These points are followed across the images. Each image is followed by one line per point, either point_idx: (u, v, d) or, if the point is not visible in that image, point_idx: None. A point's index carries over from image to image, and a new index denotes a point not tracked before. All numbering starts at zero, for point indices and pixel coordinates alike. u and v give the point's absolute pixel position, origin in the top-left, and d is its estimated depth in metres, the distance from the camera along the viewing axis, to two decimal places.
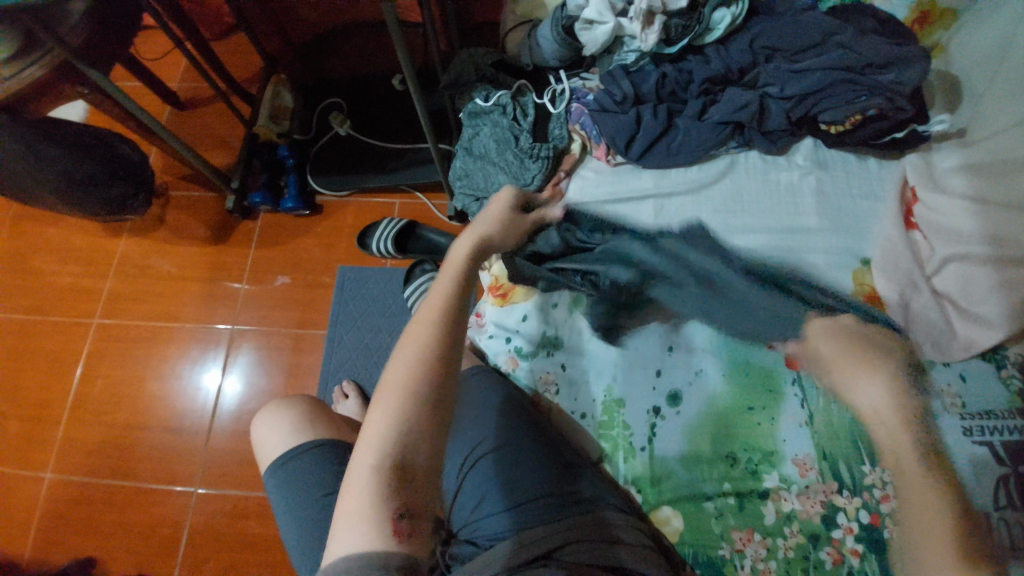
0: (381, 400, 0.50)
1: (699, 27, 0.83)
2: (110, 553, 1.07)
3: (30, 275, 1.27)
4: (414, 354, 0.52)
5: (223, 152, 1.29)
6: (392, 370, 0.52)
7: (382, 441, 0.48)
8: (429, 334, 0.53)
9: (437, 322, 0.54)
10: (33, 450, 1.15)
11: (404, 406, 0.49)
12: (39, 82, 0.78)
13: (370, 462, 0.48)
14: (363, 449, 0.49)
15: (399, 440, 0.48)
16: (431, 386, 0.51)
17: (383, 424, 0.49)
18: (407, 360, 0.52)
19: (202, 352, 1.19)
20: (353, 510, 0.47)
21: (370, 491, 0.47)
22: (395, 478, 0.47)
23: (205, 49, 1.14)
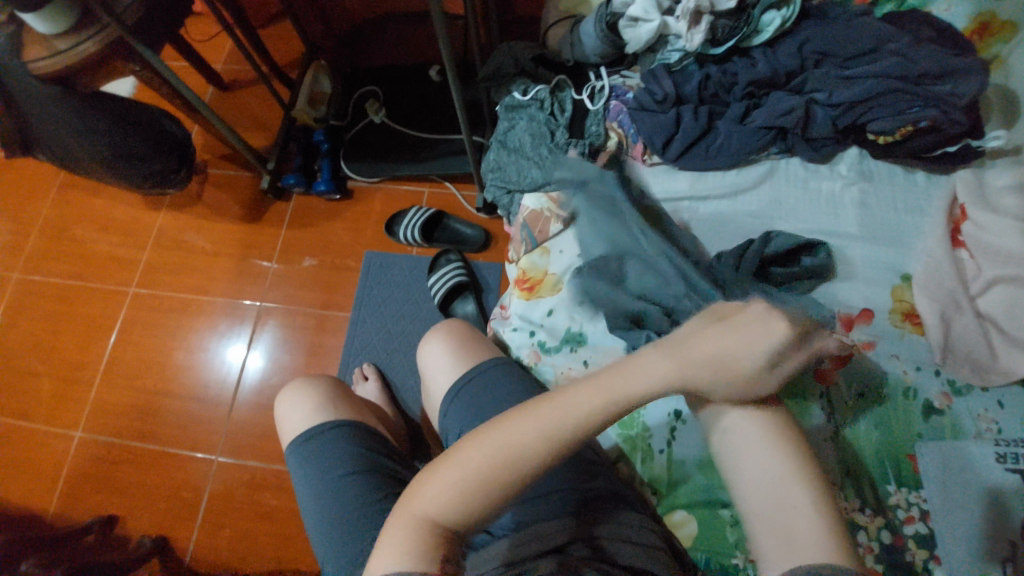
0: (457, 461, 0.46)
1: (748, 28, 0.82)
2: (132, 514, 1.11)
3: (72, 242, 1.32)
4: (512, 440, 0.45)
5: (261, 133, 1.31)
6: (489, 439, 0.45)
7: (446, 502, 0.45)
8: (545, 429, 0.45)
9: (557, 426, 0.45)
10: (65, 409, 1.20)
11: (480, 485, 0.45)
12: (94, 57, 0.81)
13: (427, 513, 0.45)
14: (421, 497, 0.46)
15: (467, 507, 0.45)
16: (519, 479, 0.45)
17: (453, 486, 0.45)
18: (508, 440, 0.45)
19: (229, 326, 1.22)
20: (392, 542, 0.45)
21: (413, 537, 0.45)
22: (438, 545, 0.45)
23: (251, 31, 1.17)
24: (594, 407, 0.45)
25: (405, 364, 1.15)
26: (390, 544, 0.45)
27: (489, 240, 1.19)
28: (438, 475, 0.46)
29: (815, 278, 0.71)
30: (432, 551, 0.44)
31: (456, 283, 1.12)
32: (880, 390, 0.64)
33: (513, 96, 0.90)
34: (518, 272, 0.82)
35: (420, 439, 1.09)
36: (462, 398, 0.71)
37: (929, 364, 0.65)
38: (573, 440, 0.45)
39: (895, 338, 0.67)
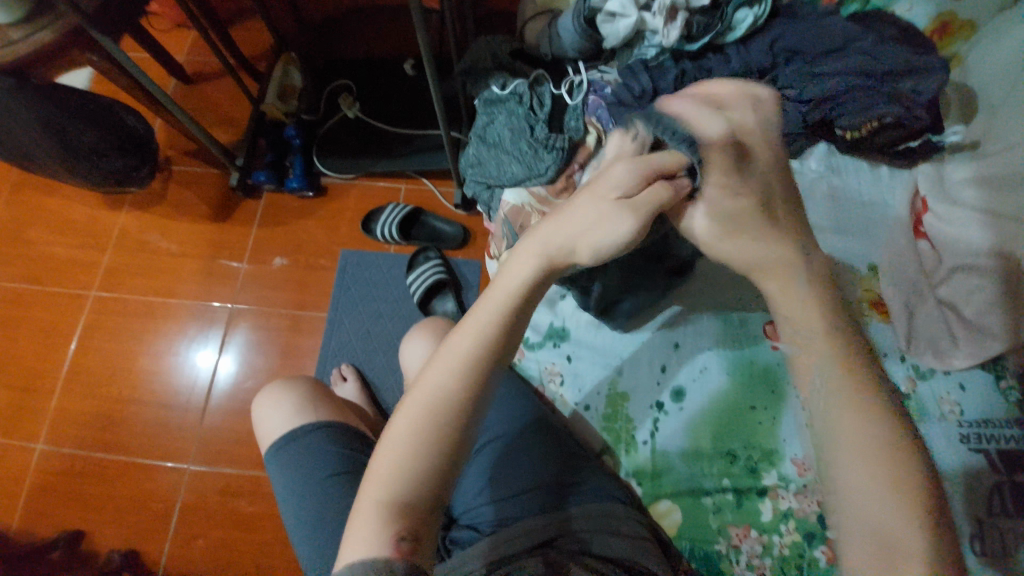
0: (392, 429, 0.47)
1: (722, 25, 0.84)
2: (99, 527, 1.07)
3: (25, 244, 1.25)
4: (437, 389, 0.47)
5: (229, 129, 1.27)
6: (412, 402, 0.47)
7: (391, 479, 0.45)
8: (459, 362, 0.47)
9: (470, 354, 0.47)
10: (23, 421, 1.14)
11: (417, 443, 0.45)
12: (51, 47, 0.77)
13: (376, 492, 0.45)
14: (373, 480, 0.46)
15: (408, 471, 0.45)
16: (450, 421, 0.46)
17: (389, 456, 0.46)
18: (426, 392, 0.47)
19: (199, 329, 1.18)
20: (356, 533, 0.45)
21: (371, 520, 0.45)
22: (395, 515, 0.45)
23: (217, 23, 1.13)
24: (490, 327, 0.48)
25: (384, 364, 1.13)
26: (357, 541, 0.45)
27: (467, 237, 1.19)
28: (379, 459, 0.46)
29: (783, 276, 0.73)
30: (396, 526, 0.44)
31: (436, 280, 1.11)
32: None
33: (493, 91, 0.89)
34: None
35: None
36: None
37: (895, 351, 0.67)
38: (485, 361, 0.48)
39: None
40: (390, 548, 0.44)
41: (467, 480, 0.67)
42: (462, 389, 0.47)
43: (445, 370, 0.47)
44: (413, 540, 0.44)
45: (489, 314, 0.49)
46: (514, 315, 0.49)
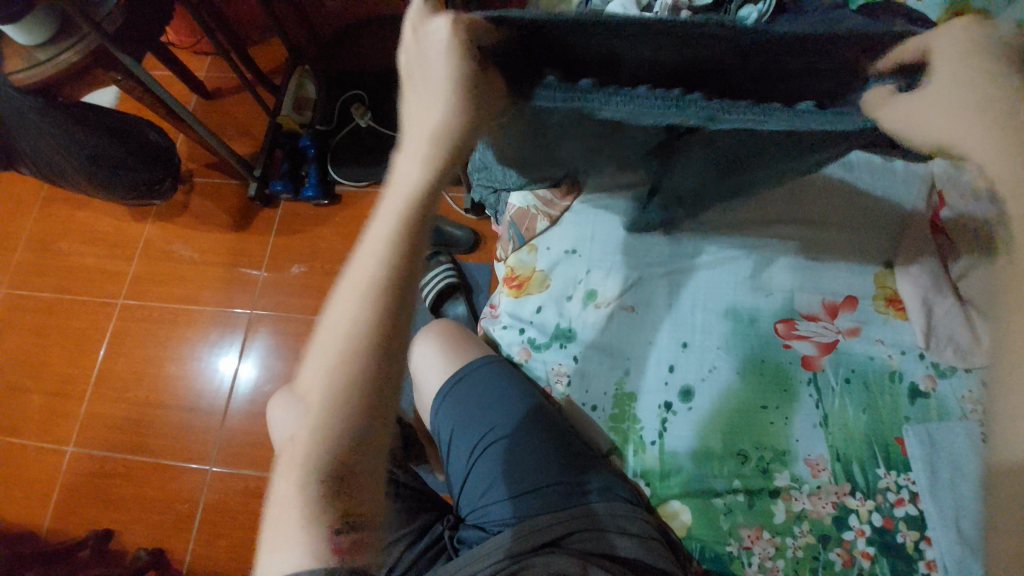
0: (305, 391, 0.45)
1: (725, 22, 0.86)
2: (127, 528, 1.10)
3: (59, 256, 1.31)
4: (334, 357, 0.43)
5: (247, 141, 1.31)
6: (313, 376, 0.44)
7: (307, 445, 0.44)
8: (350, 325, 0.43)
9: (359, 315, 0.43)
10: (55, 425, 1.18)
11: (321, 429, 0.43)
12: (75, 67, 0.80)
13: (296, 484, 0.44)
14: (292, 449, 0.45)
15: (320, 458, 0.43)
16: (351, 398, 0.43)
17: (299, 446, 0.44)
18: (320, 367, 0.44)
19: (220, 335, 1.22)
20: (286, 531, 0.44)
21: (298, 515, 0.44)
22: (328, 482, 0.44)
23: (234, 39, 1.17)
24: (380, 271, 0.43)
25: None
26: (288, 540, 0.44)
27: (478, 240, 1.20)
28: (297, 423, 0.45)
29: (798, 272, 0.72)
30: (330, 519, 0.44)
31: (447, 284, 1.13)
32: (867, 375, 0.66)
33: None
34: (506, 270, 0.82)
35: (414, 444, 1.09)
36: (455, 395, 0.74)
37: (912, 348, 0.66)
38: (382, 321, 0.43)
39: (879, 324, 0.68)
40: (323, 549, 0.43)
41: (475, 480, 0.69)
42: (358, 359, 0.43)
43: (337, 333, 0.44)
44: (349, 534, 0.44)
45: (377, 254, 0.44)
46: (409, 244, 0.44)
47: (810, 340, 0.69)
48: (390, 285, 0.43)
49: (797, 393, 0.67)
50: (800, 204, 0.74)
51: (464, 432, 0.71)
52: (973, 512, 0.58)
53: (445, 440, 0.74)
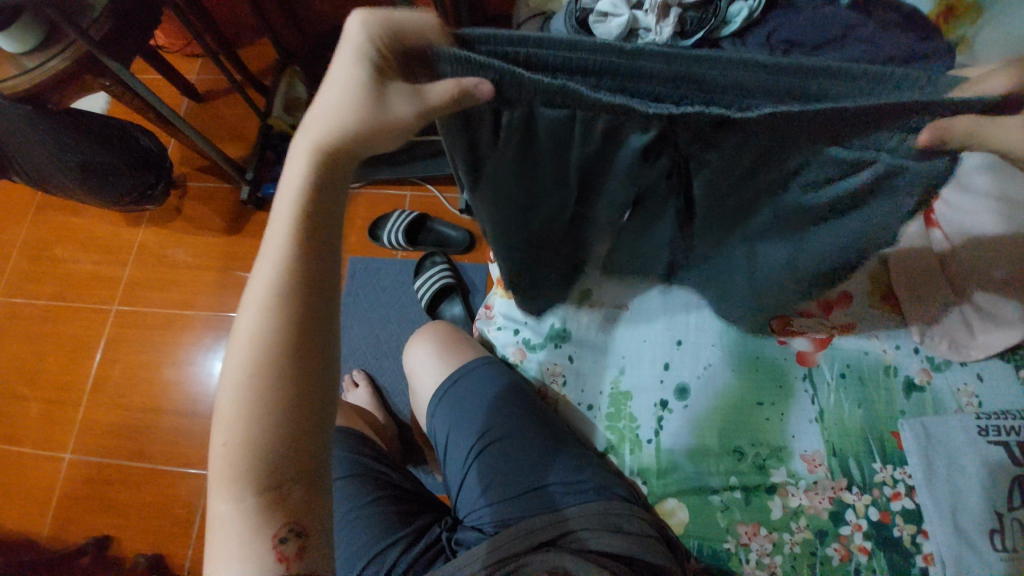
0: (221, 411, 0.42)
1: (717, 19, 0.86)
2: (126, 533, 1.10)
3: (53, 263, 1.30)
4: (246, 360, 0.42)
5: (239, 144, 1.31)
6: (227, 385, 0.42)
7: (233, 466, 0.41)
8: (258, 326, 0.42)
9: (268, 316, 0.42)
10: (52, 433, 1.18)
11: (242, 438, 0.41)
12: (64, 74, 0.80)
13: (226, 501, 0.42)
14: (216, 475, 0.42)
15: (251, 471, 0.41)
16: (272, 399, 0.41)
17: (221, 461, 0.42)
18: (232, 376, 0.42)
19: (217, 339, 1.21)
20: (225, 550, 0.42)
21: (235, 531, 0.42)
22: (263, 498, 0.42)
23: (224, 42, 1.16)
24: (281, 266, 0.43)
25: (394, 369, 1.14)
26: (232, 558, 0.42)
27: (473, 240, 1.20)
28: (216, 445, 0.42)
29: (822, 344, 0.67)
30: (273, 525, 0.42)
31: (443, 284, 1.12)
32: (862, 370, 0.66)
33: None
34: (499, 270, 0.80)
35: (413, 445, 1.08)
36: (450, 397, 0.74)
37: (906, 343, 0.66)
38: (293, 316, 0.43)
39: (873, 319, 0.67)
40: (272, 556, 0.42)
41: (473, 481, 0.69)
42: (274, 357, 0.42)
43: (246, 338, 0.42)
44: (297, 538, 0.43)
45: (278, 250, 0.43)
46: (311, 234, 0.44)
47: (804, 336, 0.69)
48: (297, 282, 0.43)
49: (793, 389, 0.67)
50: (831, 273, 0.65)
51: (460, 434, 0.71)
52: (975, 506, 0.58)
53: (441, 441, 0.74)
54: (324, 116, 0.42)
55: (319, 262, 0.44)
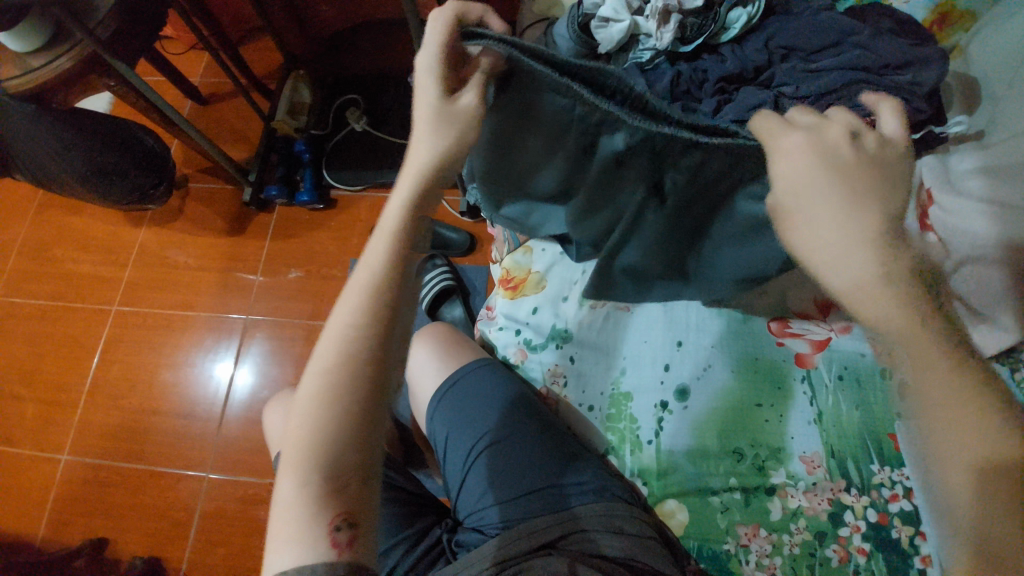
0: (301, 403, 0.42)
1: (716, 25, 0.87)
2: (122, 536, 1.09)
3: (52, 263, 1.30)
4: (330, 352, 0.42)
5: (241, 146, 1.32)
6: (309, 372, 0.43)
7: (308, 459, 0.41)
8: (351, 324, 0.43)
9: (361, 316, 0.43)
10: (48, 434, 1.18)
11: (317, 429, 0.41)
12: (69, 73, 0.80)
13: (291, 484, 0.41)
14: (287, 463, 0.42)
15: (324, 465, 0.41)
16: (350, 396, 0.41)
17: (292, 443, 0.42)
18: (314, 369, 0.43)
19: (216, 341, 1.21)
20: (284, 532, 0.41)
21: (296, 516, 0.41)
22: (332, 494, 0.41)
23: (227, 43, 1.17)
24: (381, 270, 0.44)
25: None
26: (289, 540, 0.41)
27: (473, 243, 1.20)
28: (291, 438, 0.42)
29: (808, 383, 0.67)
30: (331, 512, 0.41)
31: (443, 287, 1.12)
32: (859, 372, 0.66)
33: None
34: (502, 271, 0.83)
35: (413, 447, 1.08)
36: (451, 397, 0.74)
37: None
38: (382, 320, 0.43)
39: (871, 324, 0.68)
40: (327, 543, 0.40)
41: (473, 482, 0.69)
42: (358, 360, 0.42)
43: (334, 330, 0.43)
44: (352, 529, 0.41)
45: (379, 255, 0.44)
46: (410, 247, 0.45)
47: (802, 338, 0.70)
48: (388, 295, 0.43)
49: (791, 390, 0.67)
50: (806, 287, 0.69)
51: (461, 433, 0.71)
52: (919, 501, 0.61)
53: (441, 442, 0.74)
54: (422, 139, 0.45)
55: (411, 275, 0.46)
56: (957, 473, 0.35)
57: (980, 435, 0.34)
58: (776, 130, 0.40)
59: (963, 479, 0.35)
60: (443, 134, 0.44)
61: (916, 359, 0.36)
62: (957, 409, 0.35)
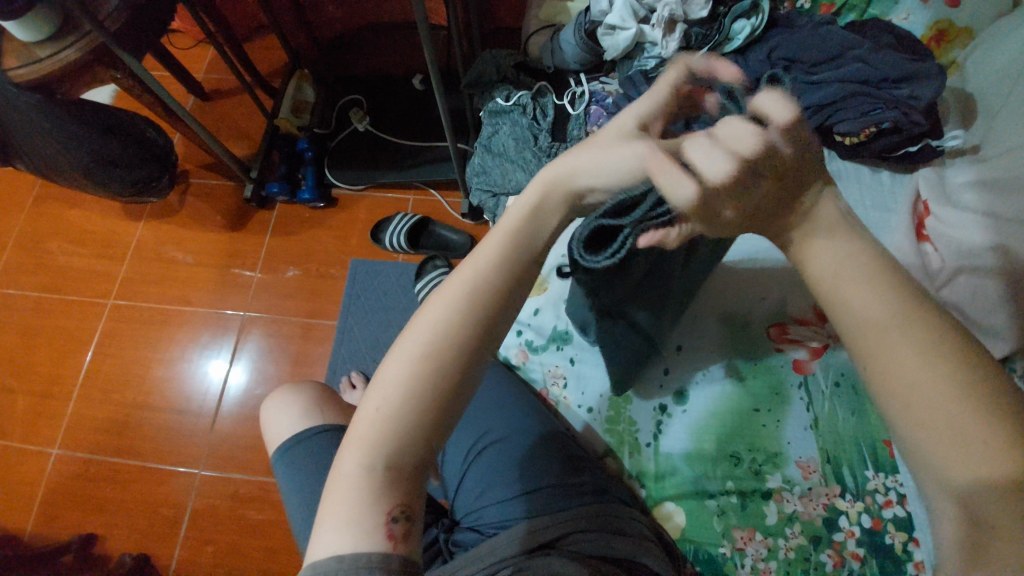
0: (377, 386, 0.41)
1: (719, 36, 0.89)
2: (112, 532, 1.08)
3: (48, 255, 1.29)
4: (423, 339, 0.41)
5: (243, 142, 1.32)
6: (393, 358, 0.41)
7: (381, 444, 0.39)
8: (449, 313, 0.41)
9: (458, 309, 0.41)
10: (41, 427, 1.16)
11: (394, 415, 0.39)
12: (75, 65, 0.80)
13: (356, 465, 0.39)
14: (352, 445, 0.39)
15: (397, 452, 0.39)
16: (433, 393, 0.40)
17: (364, 423, 0.40)
18: (400, 354, 0.41)
19: (212, 337, 1.21)
20: (332, 518, 0.39)
21: (352, 500, 0.38)
22: (392, 484, 0.39)
23: (233, 40, 1.17)
24: (486, 273, 0.42)
25: None
26: (336, 526, 0.38)
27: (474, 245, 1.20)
28: (359, 421, 0.40)
29: (806, 393, 0.68)
30: (387, 502, 0.39)
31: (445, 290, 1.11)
32: (855, 380, 0.67)
33: (497, 103, 0.97)
34: None
35: None
36: None
37: None
38: (484, 317, 0.42)
39: None
40: (384, 534, 0.38)
41: (473, 480, 0.69)
42: (448, 356, 0.40)
43: (430, 319, 0.41)
44: (407, 522, 0.39)
45: (492, 255, 0.43)
46: (528, 253, 0.44)
47: (800, 345, 0.70)
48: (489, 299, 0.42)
49: (788, 396, 0.68)
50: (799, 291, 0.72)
51: (460, 432, 0.72)
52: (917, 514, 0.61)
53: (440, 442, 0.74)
54: (580, 162, 0.45)
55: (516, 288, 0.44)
56: (947, 458, 0.33)
57: (935, 355, 0.34)
58: (709, 159, 0.38)
59: (936, 401, 0.33)
60: (603, 168, 0.44)
61: (894, 336, 0.35)
62: (905, 331, 0.35)
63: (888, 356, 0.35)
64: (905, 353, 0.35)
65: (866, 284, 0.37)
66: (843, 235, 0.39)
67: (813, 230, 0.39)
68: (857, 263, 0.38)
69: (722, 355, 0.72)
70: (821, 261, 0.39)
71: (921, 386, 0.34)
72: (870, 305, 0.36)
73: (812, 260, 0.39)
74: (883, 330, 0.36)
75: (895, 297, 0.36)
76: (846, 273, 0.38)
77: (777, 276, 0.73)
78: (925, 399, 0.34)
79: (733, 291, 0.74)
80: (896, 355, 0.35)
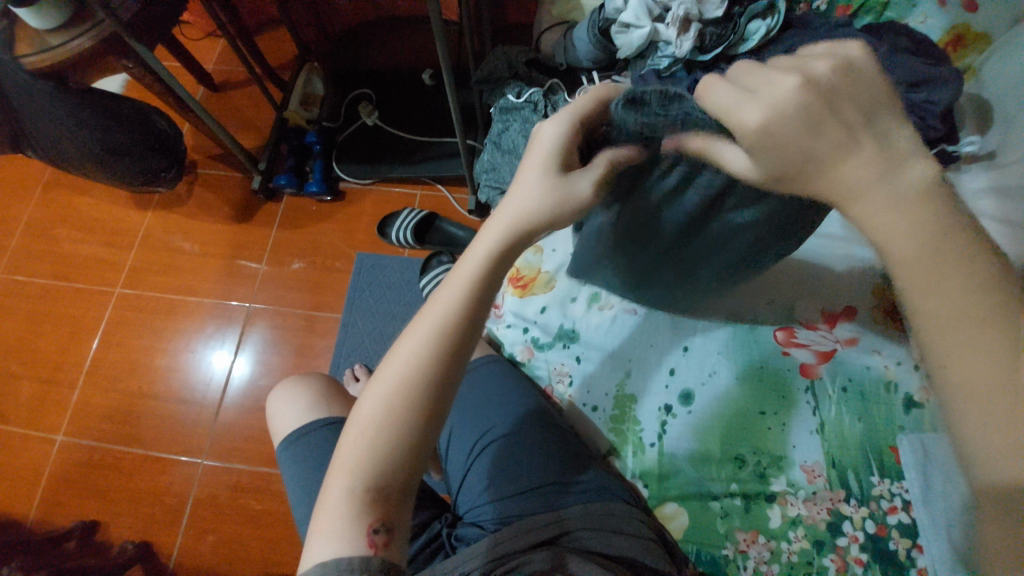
0: (359, 418, 0.43)
1: (734, 36, 0.87)
2: (114, 520, 1.09)
3: (57, 243, 1.30)
4: (395, 381, 0.43)
5: (252, 134, 1.32)
6: (372, 393, 0.44)
7: (365, 465, 0.42)
8: (419, 352, 0.43)
9: (431, 346, 0.44)
10: (47, 412, 1.17)
11: (374, 442, 0.42)
12: (88, 53, 0.81)
13: (342, 488, 0.42)
14: (339, 469, 0.42)
15: (378, 474, 0.42)
16: (409, 427, 0.42)
17: (348, 449, 0.43)
18: (377, 393, 0.43)
19: (217, 328, 1.21)
20: (325, 528, 0.42)
21: (338, 514, 0.41)
22: (374, 496, 0.42)
23: (244, 33, 1.17)
24: (453, 312, 0.44)
25: None
26: (328, 535, 0.42)
27: None
28: (345, 446, 0.43)
29: (812, 394, 0.67)
30: (371, 516, 0.41)
31: None
32: (863, 385, 0.66)
33: (509, 100, 0.95)
34: (513, 270, 0.83)
35: None
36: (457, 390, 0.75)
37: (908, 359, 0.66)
38: (454, 351, 0.44)
39: (871, 334, 0.69)
40: (365, 543, 0.41)
41: (474, 478, 0.70)
42: (423, 392, 0.43)
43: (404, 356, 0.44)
44: (388, 531, 0.42)
45: (454, 298, 0.45)
46: (490, 289, 0.46)
47: (808, 348, 0.70)
48: (459, 333, 0.44)
49: (795, 400, 0.67)
50: (807, 294, 0.72)
51: (465, 428, 0.73)
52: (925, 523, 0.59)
53: (445, 438, 0.75)
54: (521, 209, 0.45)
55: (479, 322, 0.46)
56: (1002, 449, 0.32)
57: (1003, 343, 0.32)
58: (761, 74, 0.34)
59: (1001, 395, 0.31)
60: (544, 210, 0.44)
61: (964, 322, 0.32)
62: (984, 328, 0.32)
63: (955, 341, 0.33)
64: (974, 339, 0.32)
65: (941, 261, 0.32)
66: (929, 201, 0.33)
67: (896, 197, 0.33)
68: (937, 232, 0.32)
69: (728, 354, 0.71)
70: (891, 229, 0.33)
71: (984, 376, 0.32)
72: (942, 285, 0.32)
73: (880, 227, 0.34)
74: (960, 324, 0.32)
75: (970, 274, 0.32)
76: (923, 248, 0.33)
77: (784, 279, 0.73)
78: (987, 391, 0.32)
79: (741, 292, 0.74)
80: (964, 344, 0.32)
